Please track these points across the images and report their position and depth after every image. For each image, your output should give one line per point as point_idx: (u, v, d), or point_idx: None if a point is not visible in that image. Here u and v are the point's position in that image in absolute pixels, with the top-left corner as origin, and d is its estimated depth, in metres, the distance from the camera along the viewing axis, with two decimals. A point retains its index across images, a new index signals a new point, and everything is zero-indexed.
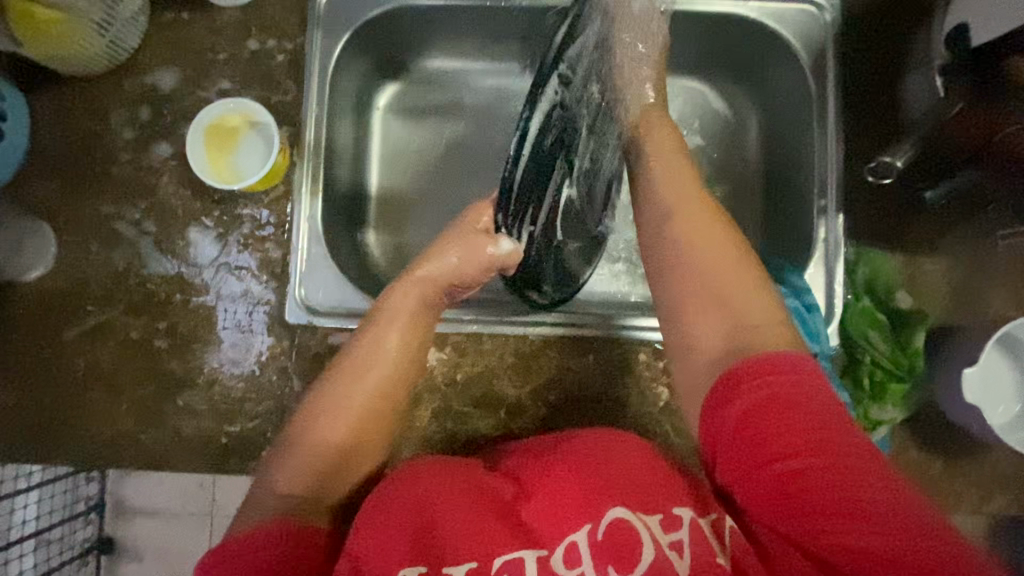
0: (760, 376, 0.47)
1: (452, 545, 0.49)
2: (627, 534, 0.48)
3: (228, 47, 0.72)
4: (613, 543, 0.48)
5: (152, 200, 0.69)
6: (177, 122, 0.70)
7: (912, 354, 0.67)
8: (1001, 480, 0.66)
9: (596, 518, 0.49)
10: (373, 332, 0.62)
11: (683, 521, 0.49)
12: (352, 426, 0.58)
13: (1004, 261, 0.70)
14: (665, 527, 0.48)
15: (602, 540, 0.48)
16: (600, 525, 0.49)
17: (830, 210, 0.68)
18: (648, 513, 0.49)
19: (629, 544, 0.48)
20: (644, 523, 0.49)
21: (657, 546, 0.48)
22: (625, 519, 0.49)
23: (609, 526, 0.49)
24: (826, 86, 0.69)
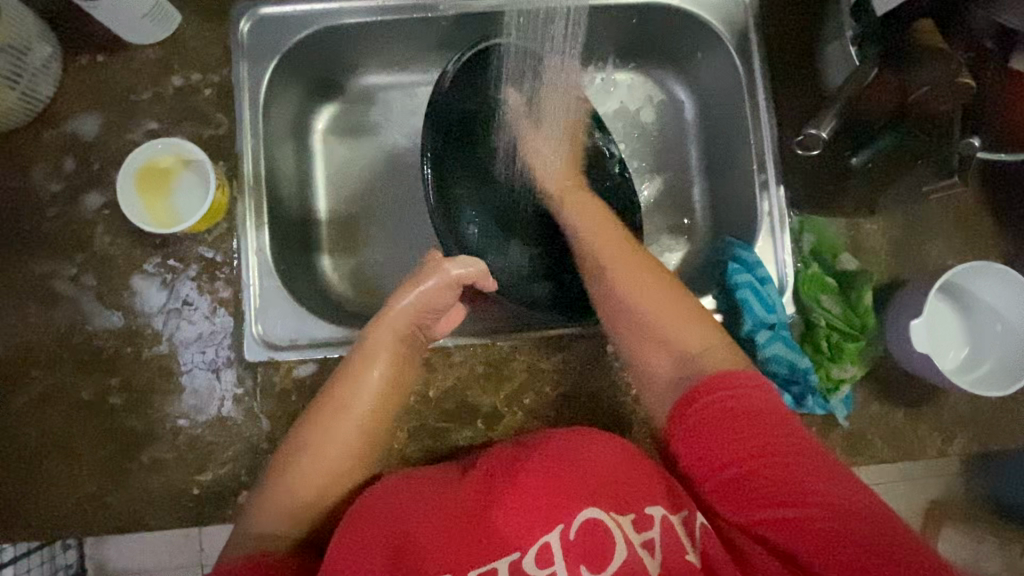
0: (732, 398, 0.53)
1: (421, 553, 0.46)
2: (599, 533, 0.46)
3: (151, 86, 0.70)
4: (585, 539, 0.45)
5: (88, 253, 0.68)
6: (106, 169, 0.69)
7: (865, 313, 0.67)
8: (959, 420, 0.68)
9: (569, 517, 0.46)
10: (357, 376, 0.61)
11: (655, 520, 0.47)
12: (335, 462, 0.59)
13: (940, 211, 0.70)
14: (640, 526, 0.47)
15: (576, 540, 0.45)
16: (575, 524, 0.46)
17: (771, 184, 0.71)
18: (621, 512, 0.47)
19: (601, 543, 0.45)
20: (618, 523, 0.46)
21: (630, 545, 0.46)
22: (600, 521, 0.46)
23: (582, 526, 0.46)
24: (753, 67, 0.71)
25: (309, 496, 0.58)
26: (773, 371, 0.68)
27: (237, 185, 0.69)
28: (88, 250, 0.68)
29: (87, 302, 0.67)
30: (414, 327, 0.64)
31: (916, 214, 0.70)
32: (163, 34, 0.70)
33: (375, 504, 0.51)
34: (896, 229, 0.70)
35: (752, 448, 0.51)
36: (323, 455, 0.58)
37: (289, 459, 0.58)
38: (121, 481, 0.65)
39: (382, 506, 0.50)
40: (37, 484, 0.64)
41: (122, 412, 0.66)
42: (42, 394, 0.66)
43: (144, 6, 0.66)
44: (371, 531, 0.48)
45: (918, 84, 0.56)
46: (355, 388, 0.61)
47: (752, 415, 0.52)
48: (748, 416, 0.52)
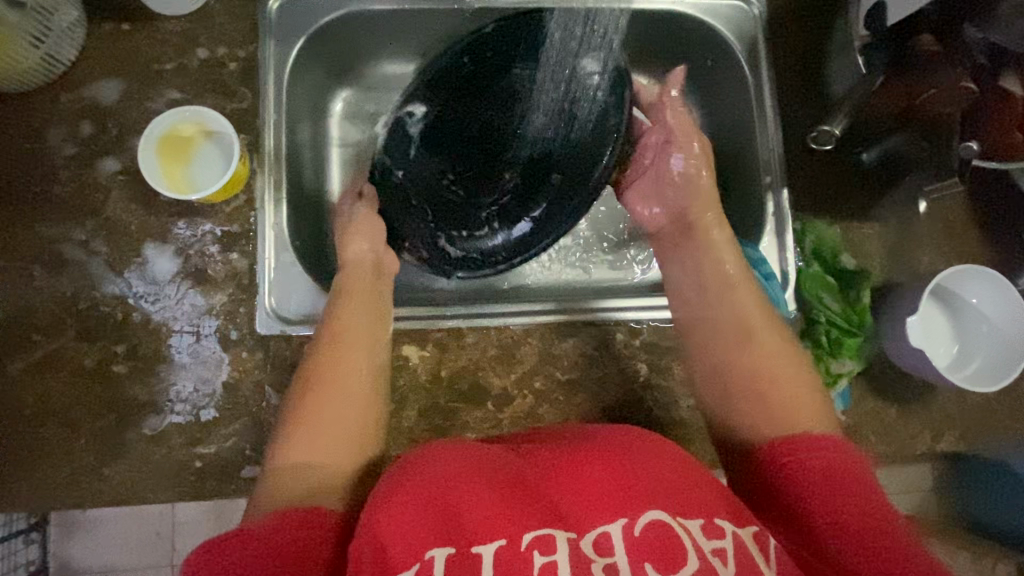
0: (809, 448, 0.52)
1: (480, 521, 0.44)
2: (668, 537, 0.43)
3: (175, 57, 0.70)
4: (651, 539, 0.43)
5: (100, 218, 0.67)
6: (123, 136, 0.68)
7: (863, 310, 0.71)
8: (947, 418, 0.72)
9: (633, 513, 0.45)
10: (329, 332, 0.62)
11: (725, 531, 0.45)
12: (346, 418, 0.56)
13: (930, 220, 0.75)
14: (711, 535, 0.44)
15: (640, 538, 0.44)
16: (640, 521, 0.44)
17: (776, 186, 0.74)
18: (689, 518, 0.45)
19: (670, 547, 0.43)
20: (685, 528, 0.44)
21: (701, 554, 0.43)
22: (666, 522, 0.44)
23: (647, 525, 0.44)
24: (761, 76, 0.76)
25: (326, 450, 0.54)
26: None
27: (256, 160, 0.70)
28: (100, 216, 0.67)
29: (96, 268, 0.66)
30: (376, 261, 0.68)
31: (908, 220, 0.75)
32: (190, 7, 0.70)
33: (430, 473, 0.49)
34: (892, 235, 0.75)
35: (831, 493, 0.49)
36: (325, 412, 0.57)
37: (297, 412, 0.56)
38: (121, 452, 0.63)
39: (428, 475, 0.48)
40: (32, 452, 0.62)
41: (125, 381, 0.65)
42: (43, 360, 0.64)
43: None
44: (420, 500, 0.46)
45: (922, 90, 0.61)
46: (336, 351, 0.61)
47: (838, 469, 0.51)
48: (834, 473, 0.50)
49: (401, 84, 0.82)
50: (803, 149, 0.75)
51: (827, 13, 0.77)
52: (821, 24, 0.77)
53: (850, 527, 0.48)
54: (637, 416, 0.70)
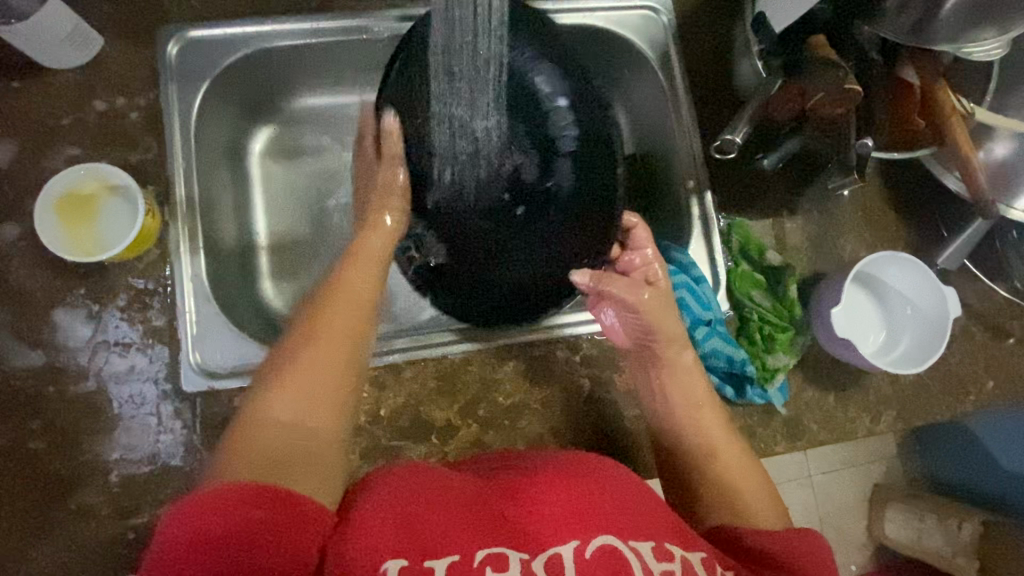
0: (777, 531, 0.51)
1: (441, 539, 0.43)
2: (617, 560, 0.42)
3: (71, 111, 0.67)
4: (601, 560, 0.42)
5: (2, 287, 0.63)
6: (22, 199, 0.65)
7: (792, 305, 0.73)
8: (881, 399, 0.75)
9: (584, 536, 0.44)
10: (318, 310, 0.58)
11: (674, 554, 0.44)
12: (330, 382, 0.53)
13: (848, 209, 0.77)
14: (660, 557, 0.44)
15: (589, 560, 0.42)
16: (590, 544, 0.43)
17: (698, 188, 0.75)
18: (638, 540, 0.44)
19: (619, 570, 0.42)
20: (635, 551, 0.43)
21: None
22: (616, 546, 0.43)
23: (598, 548, 0.43)
24: (675, 82, 0.77)
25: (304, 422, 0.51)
26: (713, 364, 0.71)
27: (168, 212, 0.67)
28: (2, 285, 0.63)
29: (2, 342, 0.62)
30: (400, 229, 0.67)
31: (827, 212, 0.77)
32: (82, 59, 0.67)
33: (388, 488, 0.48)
34: (814, 227, 0.77)
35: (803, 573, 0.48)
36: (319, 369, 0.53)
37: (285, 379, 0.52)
38: (46, 533, 0.60)
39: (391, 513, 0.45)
40: None
41: (45, 457, 0.61)
42: None
43: (63, 27, 0.64)
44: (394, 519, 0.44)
45: (812, 93, 0.62)
46: (337, 315, 0.58)
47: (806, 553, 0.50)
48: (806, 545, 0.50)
49: (322, 117, 0.81)
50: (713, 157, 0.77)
51: (733, 17, 0.79)
52: (727, 29, 0.79)
53: None
54: (585, 430, 0.70)
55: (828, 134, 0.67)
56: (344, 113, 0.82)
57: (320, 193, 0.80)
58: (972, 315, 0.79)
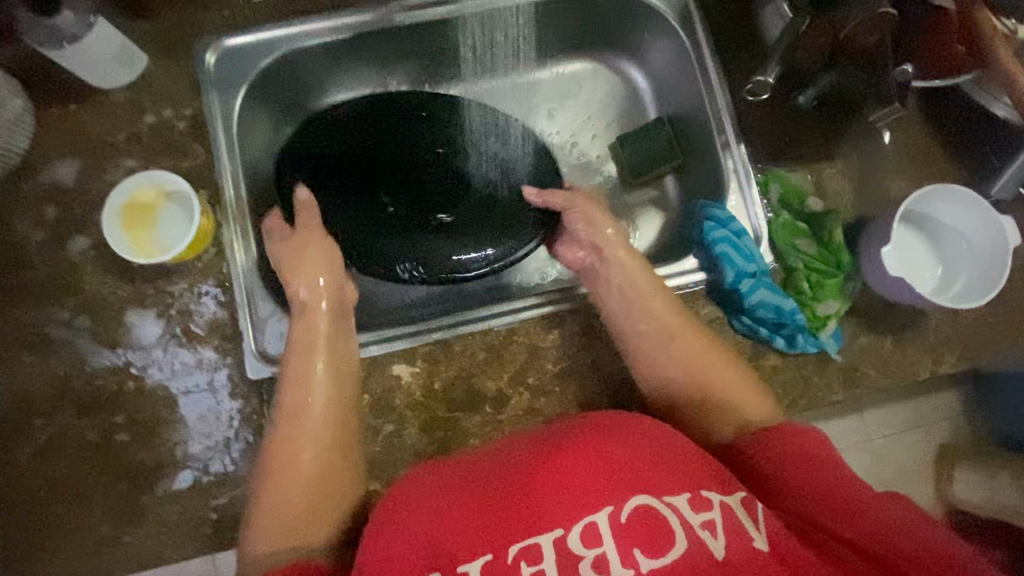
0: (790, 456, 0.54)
1: (472, 536, 0.45)
2: (655, 520, 0.45)
3: (125, 127, 0.71)
4: (637, 523, 0.44)
5: (78, 294, 0.68)
6: (88, 212, 0.69)
7: (838, 250, 0.71)
8: (942, 339, 0.73)
9: (619, 501, 0.45)
10: (294, 388, 0.61)
11: (712, 503, 0.46)
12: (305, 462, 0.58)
13: (891, 148, 0.75)
14: (698, 507, 0.46)
15: (627, 523, 0.45)
16: (626, 508, 0.45)
17: (731, 143, 0.75)
18: (675, 495, 0.46)
19: (658, 529, 0.44)
20: (671, 508, 0.45)
21: (689, 529, 0.44)
22: (652, 506, 0.45)
23: (634, 511, 0.45)
24: (698, 38, 0.76)
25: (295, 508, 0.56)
26: (760, 316, 0.70)
27: (220, 212, 0.71)
28: (77, 293, 0.68)
29: (82, 345, 0.67)
30: (339, 293, 0.67)
31: (867, 153, 0.75)
32: (130, 75, 0.71)
33: (403, 504, 0.50)
34: (855, 169, 0.75)
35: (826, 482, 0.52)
36: (306, 444, 0.59)
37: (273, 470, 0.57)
38: (137, 518, 0.64)
39: (422, 523, 0.48)
40: (52, 533, 0.64)
41: (129, 448, 0.66)
42: (48, 442, 0.65)
43: (112, 44, 0.67)
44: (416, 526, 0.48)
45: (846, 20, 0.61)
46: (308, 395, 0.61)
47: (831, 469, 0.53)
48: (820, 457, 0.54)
49: None
50: (747, 104, 0.76)
51: None
52: None
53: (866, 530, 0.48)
54: (633, 389, 0.71)
55: (873, 62, 0.67)
56: None
57: None
58: None
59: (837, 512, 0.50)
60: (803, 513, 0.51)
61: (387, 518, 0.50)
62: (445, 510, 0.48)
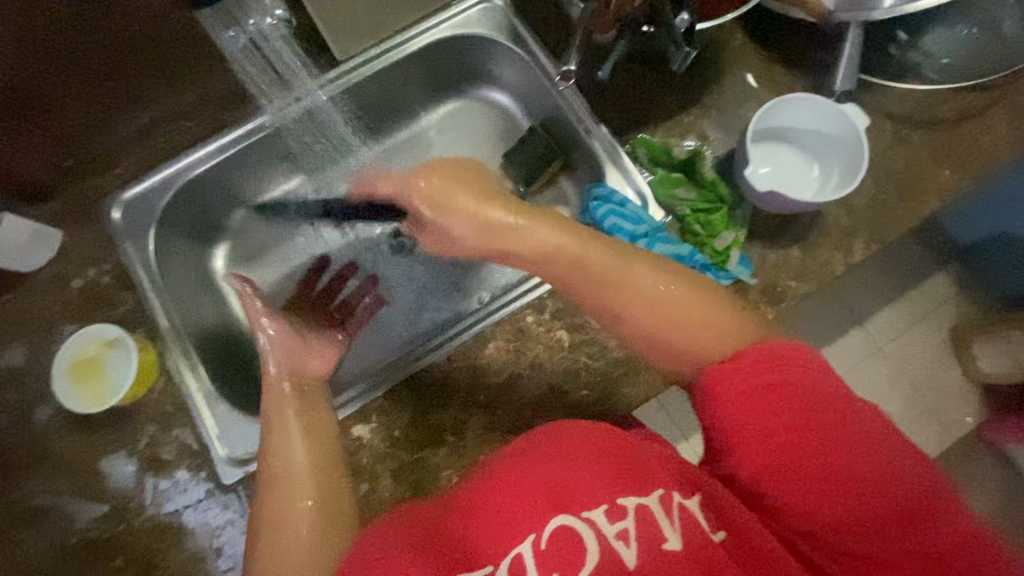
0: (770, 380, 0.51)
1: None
2: (570, 539, 0.47)
3: (57, 298, 0.78)
4: (556, 546, 0.47)
5: (53, 460, 0.73)
6: (45, 384, 0.75)
7: (714, 185, 0.76)
8: (844, 231, 0.76)
9: (539, 527, 0.48)
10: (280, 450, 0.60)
11: (628, 510, 0.48)
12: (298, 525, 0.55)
13: (733, 81, 0.81)
14: (613, 518, 0.48)
15: (546, 549, 0.47)
16: (545, 533, 0.47)
17: (591, 127, 0.81)
18: (592, 509, 0.48)
19: (574, 549, 0.47)
20: (588, 522, 0.48)
21: (603, 540, 0.47)
22: (570, 528, 0.47)
23: (553, 534, 0.47)
24: (531, 51, 0.84)
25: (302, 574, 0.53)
26: None
27: (160, 343, 0.76)
28: (54, 459, 0.73)
29: (69, 506, 0.71)
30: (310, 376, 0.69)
31: (714, 92, 0.81)
32: (49, 253, 0.78)
33: (358, 559, 0.49)
34: (710, 110, 0.80)
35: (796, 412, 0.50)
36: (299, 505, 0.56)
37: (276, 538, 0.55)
38: None
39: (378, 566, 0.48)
40: None
41: None
42: None
43: (23, 233, 0.76)
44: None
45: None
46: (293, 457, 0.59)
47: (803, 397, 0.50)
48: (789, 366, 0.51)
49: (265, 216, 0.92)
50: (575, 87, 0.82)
51: None
52: None
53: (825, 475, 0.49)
54: (578, 373, 0.74)
55: (655, 21, 0.72)
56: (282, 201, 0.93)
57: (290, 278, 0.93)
58: (896, 119, 0.80)
59: (804, 457, 0.48)
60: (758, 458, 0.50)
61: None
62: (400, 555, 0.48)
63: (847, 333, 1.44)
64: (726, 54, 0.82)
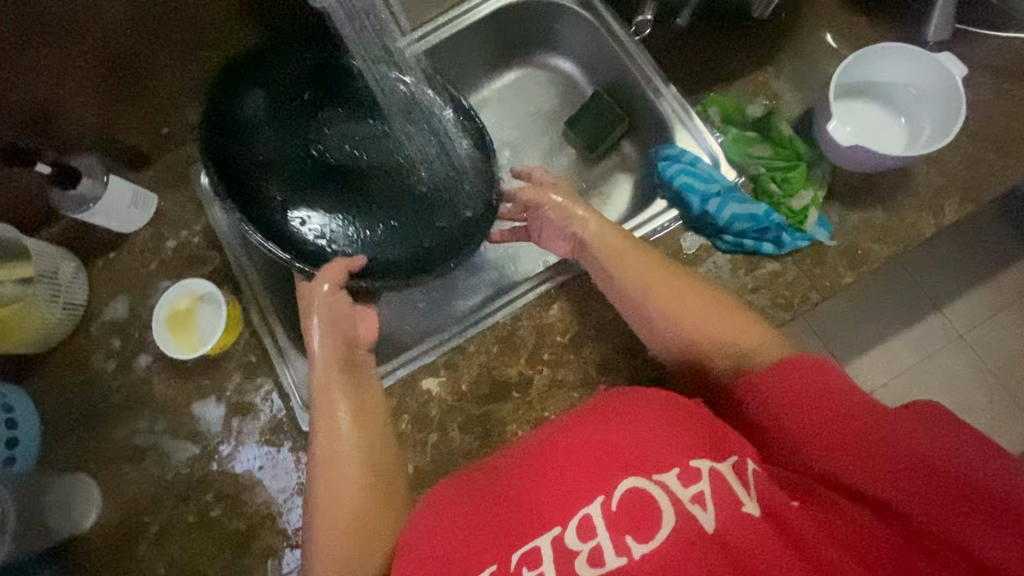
0: (788, 383, 0.54)
1: (473, 553, 0.46)
2: (643, 500, 0.45)
3: (155, 256, 0.84)
4: (627, 507, 0.45)
5: (153, 402, 0.79)
6: (144, 333, 0.82)
7: (791, 142, 0.73)
8: (934, 191, 0.72)
9: (607, 490, 0.46)
10: (323, 422, 0.62)
11: (702, 473, 0.46)
12: (348, 496, 0.57)
13: (814, 35, 0.78)
14: (687, 480, 0.46)
15: (618, 509, 0.45)
16: (615, 495, 0.46)
17: (661, 88, 0.79)
18: (664, 471, 0.47)
19: (647, 511, 0.45)
20: (662, 484, 0.46)
21: (679, 503, 0.45)
22: (643, 487, 0.46)
23: (623, 497, 0.45)
24: (600, 12, 0.83)
25: (354, 541, 0.55)
26: (739, 229, 0.71)
27: (244, 299, 0.81)
28: (151, 403, 0.79)
29: (166, 445, 0.77)
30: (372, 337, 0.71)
31: (791, 49, 0.78)
32: (147, 214, 0.84)
33: (423, 527, 0.51)
34: (788, 65, 0.77)
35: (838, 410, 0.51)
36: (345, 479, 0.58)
37: (321, 509, 0.57)
38: None
39: (431, 531, 0.49)
40: None
41: (223, 520, 0.74)
42: (158, 536, 0.75)
43: (126, 195, 0.80)
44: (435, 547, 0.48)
45: None
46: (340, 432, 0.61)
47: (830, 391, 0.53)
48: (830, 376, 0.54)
49: None
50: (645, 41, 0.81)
51: None
52: None
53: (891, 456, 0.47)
54: (642, 334, 0.74)
55: None
56: None
57: None
58: (994, 71, 0.74)
59: (860, 447, 0.49)
60: (806, 452, 0.51)
61: (409, 550, 0.49)
62: (455, 528, 0.49)
63: (925, 318, 1.36)
64: (807, 8, 0.78)
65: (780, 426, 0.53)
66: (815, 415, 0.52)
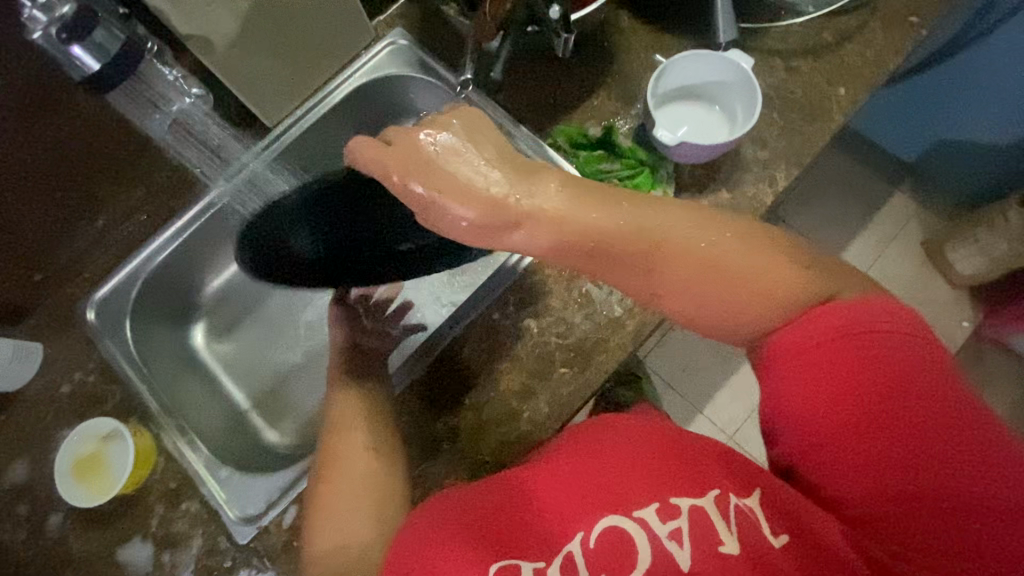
0: (830, 344, 0.51)
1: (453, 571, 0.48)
2: (622, 538, 0.48)
3: (50, 407, 0.81)
4: (608, 543, 0.48)
5: (74, 561, 0.74)
6: (52, 491, 0.77)
7: (632, 152, 0.81)
8: (764, 164, 0.81)
9: (589, 525, 0.49)
10: (336, 449, 0.67)
11: (681, 509, 0.49)
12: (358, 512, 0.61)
13: (630, 56, 0.88)
14: (665, 516, 0.49)
15: (598, 546, 0.48)
16: (595, 531, 0.49)
17: (512, 127, 0.84)
18: (643, 506, 0.50)
19: (625, 550, 0.48)
20: (645, 520, 0.49)
21: (656, 540, 0.48)
22: (621, 526, 0.49)
23: (605, 530, 0.49)
24: (443, 76, 0.89)
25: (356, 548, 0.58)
26: None
27: (153, 426, 0.79)
28: (73, 561, 0.74)
29: None
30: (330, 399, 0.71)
31: (614, 70, 0.87)
32: (32, 367, 0.81)
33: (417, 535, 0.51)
34: (615, 86, 0.86)
35: (887, 391, 0.49)
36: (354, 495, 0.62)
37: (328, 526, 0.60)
38: None
39: (437, 551, 0.49)
40: None
41: None
42: None
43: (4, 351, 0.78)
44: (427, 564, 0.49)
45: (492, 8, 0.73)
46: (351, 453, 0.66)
47: (874, 366, 0.50)
48: (874, 330, 0.51)
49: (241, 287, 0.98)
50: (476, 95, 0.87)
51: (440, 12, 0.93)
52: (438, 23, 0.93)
53: (901, 465, 0.48)
54: (551, 354, 0.77)
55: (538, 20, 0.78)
56: (245, 274, 0.98)
57: (266, 342, 0.98)
58: (782, 55, 0.86)
59: (874, 443, 0.49)
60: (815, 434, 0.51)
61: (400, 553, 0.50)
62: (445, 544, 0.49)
63: None
64: (617, 34, 0.89)
65: (805, 403, 0.51)
66: (855, 392, 0.49)
